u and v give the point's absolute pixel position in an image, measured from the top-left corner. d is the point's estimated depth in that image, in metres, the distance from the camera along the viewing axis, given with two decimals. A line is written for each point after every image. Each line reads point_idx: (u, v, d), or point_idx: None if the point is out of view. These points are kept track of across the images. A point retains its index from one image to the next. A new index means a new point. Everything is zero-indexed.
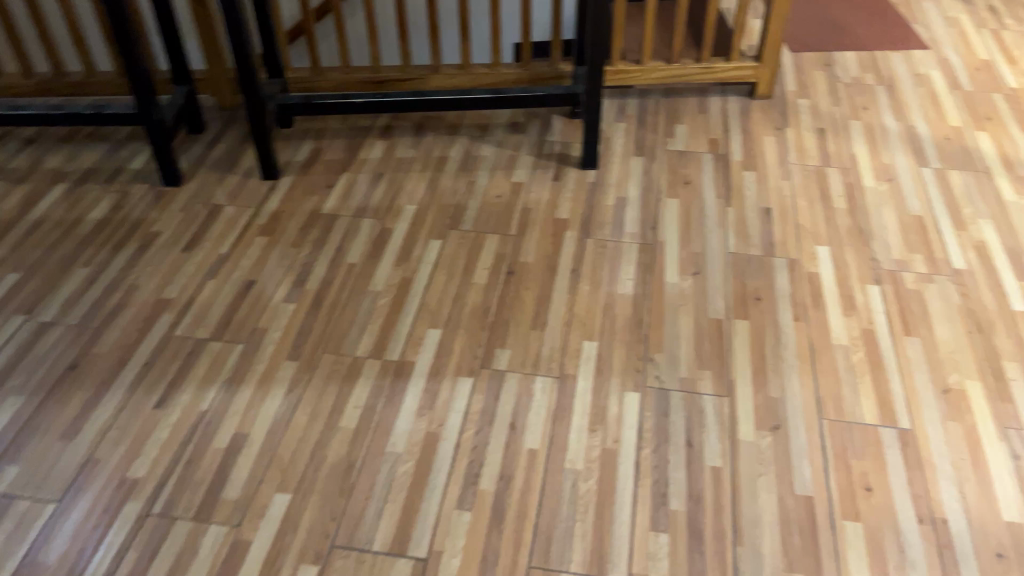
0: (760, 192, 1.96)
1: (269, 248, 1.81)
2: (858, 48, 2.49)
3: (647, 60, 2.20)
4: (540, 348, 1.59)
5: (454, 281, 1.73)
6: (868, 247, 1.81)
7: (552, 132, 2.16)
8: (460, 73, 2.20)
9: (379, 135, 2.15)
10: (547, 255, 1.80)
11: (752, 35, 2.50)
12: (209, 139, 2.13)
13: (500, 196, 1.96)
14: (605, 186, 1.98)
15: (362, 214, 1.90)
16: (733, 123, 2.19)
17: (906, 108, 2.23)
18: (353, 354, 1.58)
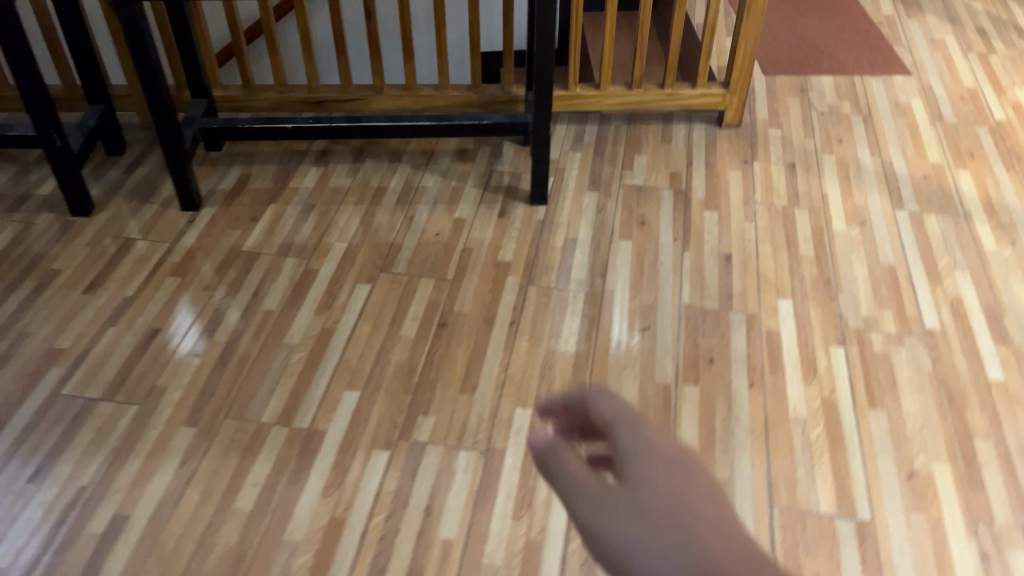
0: (721, 236, 1.81)
1: (180, 291, 1.65)
2: (836, 72, 2.34)
3: (607, 85, 2.04)
4: (467, 417, 1.43)
5: (379, 334, 1.58)
6: (835, 302, 1.66)
7: (501, 161, 2.00)
8: (404, 95, 2.04)
9: (314, 162, 1.99)
10: (485, 304, 1.64)
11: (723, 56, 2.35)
12: (128, 162, 1.97)
13: (440, 234, 1.81)
14: (555, 225, 1.83)
15: (286, 252, 1.74)
16: (697, 156, 2.04)
17: (883, 141, 2.08)
18: (258, 420, 1.42)
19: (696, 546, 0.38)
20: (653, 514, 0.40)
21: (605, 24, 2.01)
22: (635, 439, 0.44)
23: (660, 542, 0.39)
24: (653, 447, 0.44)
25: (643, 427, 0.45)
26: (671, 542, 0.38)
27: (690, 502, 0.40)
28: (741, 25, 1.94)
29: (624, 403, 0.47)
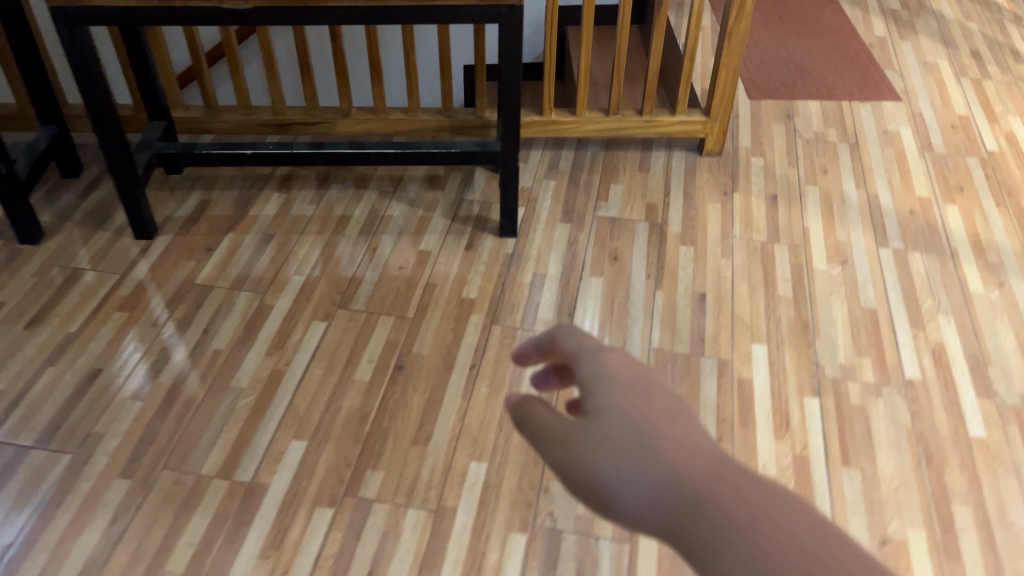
0: (696, 273, 1.74)
1: (126, 327, 1.57)
2: (823, 97, 2.26)
3: (583, 111, 1.97)
4: (418, 470, 1.36)
5: (332, 377, 1.50)
6: (811, 348, 1.59)
7: (472, 189, 1.93)
8: (372, 118, 1.96)
9: (277, 187, 1.92)
10: (445, 345, 1.57)
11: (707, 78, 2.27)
12: (84, 185, 1.90)
13: (403, 267, 1.73)
14: (524, 259, 1.76)
15: (241, 286, 1.67)
16: (676, 186, 1.96)
17: (869, 172, 2.01)
18: (197, 472, 1.35)
19: (659, 459, 0.41)
20: (624, 440, 0.43)
21: (582, 48, 1.93)
22: (602, 368, 0.47)
23: (630, 461, 0.42)
24: (615, 373, 0.47)
25: (608, 351, 0.48)
26: (643, 462, 0.41)
27: (654, 419, 0.43)
28: (723, 52, 1.86)
29: (586, 331, 0.50)
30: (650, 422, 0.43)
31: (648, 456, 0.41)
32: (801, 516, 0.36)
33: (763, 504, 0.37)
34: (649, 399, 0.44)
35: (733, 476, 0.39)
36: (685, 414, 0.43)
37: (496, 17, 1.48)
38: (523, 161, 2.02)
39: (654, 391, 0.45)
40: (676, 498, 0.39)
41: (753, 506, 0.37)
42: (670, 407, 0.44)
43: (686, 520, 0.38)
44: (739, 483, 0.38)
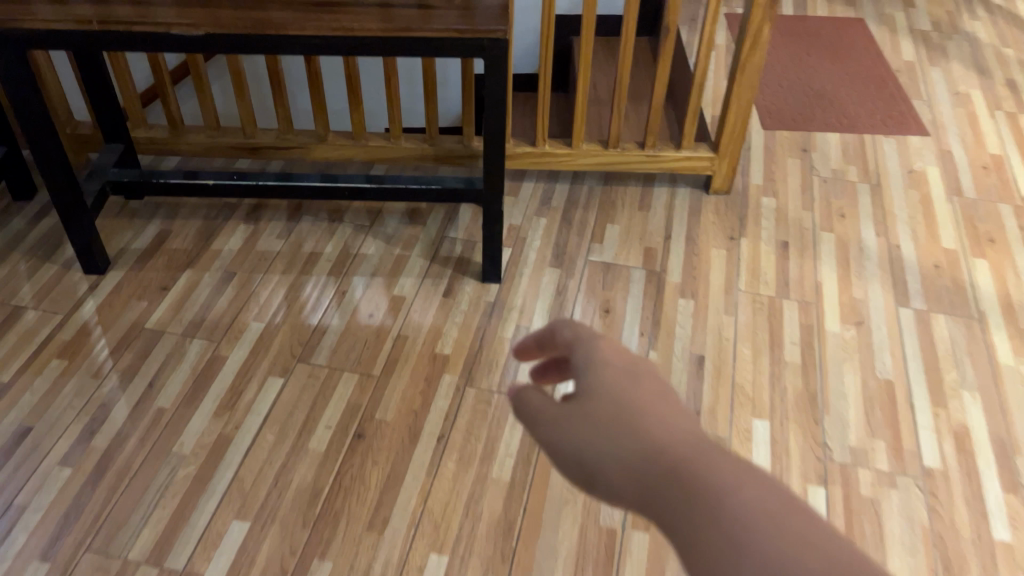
0: (695, 331, 1.58)
1: (64, 378, 1.44)
2: (844, 128, 2.09)
3: (579, 143, 1.81)
4: (370, 562, 1.21)
5: (284, 445, 1.36)
6: (819, 426, 1.43)
7: (455, 226, 1.78)
8: (349, 144, 1.81)
9: (245, 218, 1.77)
10: (412, 409, 1.41)
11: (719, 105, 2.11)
12: (36, 211, 1.76)
13: (373, 315, 1.58)
14: (507, 309, 1.60)
15: (193, 332, 1.52)
16: (678, 227, 1.80)
17: (891, 218, 1.83)
18: (123, 556, 1.21)
19: (642, 436, 0.40)
20: (604, 418, 0.42)
21: (580, 75, 1.77)
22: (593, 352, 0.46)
23: (608, 436, 0.41)
24: (609, 359, 0.45)
25: (594, 330, 0.47)
26: (621, 435, 0.40)
27: (642, 403, 0.42)
28: (734, 85, 1.69)
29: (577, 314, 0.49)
30: (641, 406, 0.41)
31: (627, 431, 0.40)
32: (767, 486, 0.35)
33: (741, 477, 0.35)
34: (631, 379, 0.43)
35: (715, 455, 0.37)
36: (671, 396, 0.42)
37: (479, 50, 1.30)
38: (513, 197, 1.86)
39: (639, 372, 0.44)
40: (654, 468, 0.38)
41: (722, 472, 0.36)
42: (653, 390, 0.43)
43: (663, 492, 0.36)
44: (717, 459, 0.37)
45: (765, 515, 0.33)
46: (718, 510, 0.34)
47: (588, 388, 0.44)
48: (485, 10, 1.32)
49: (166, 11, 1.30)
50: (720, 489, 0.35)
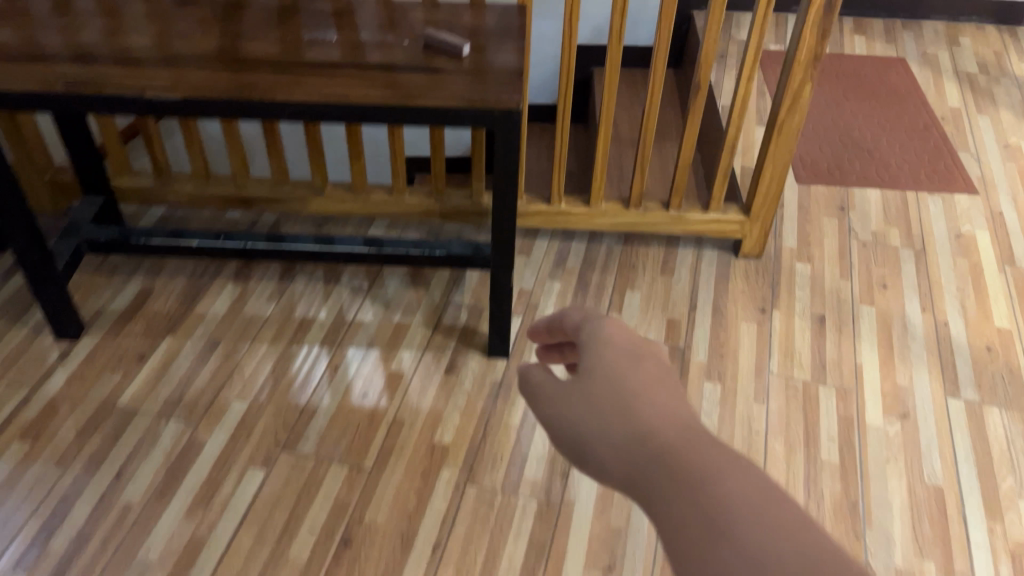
0: (722, 420, 1.43)
1: (25, 465, 1.31)
2: (885, 184, 1.93)
3: (598, 202, 1.67)
4: None
5: (261, 551, 1.22)
6: (862, 541, 1.26)
7: (461, 288, 1.63)
8: (349, 197, 1.67)
9: (233, 276, 1.63)
10: (405, 511, 1.27)
11: (749, 155, 1.96)
12: (4, 268, 1.63)
13: (367, 394, 1.44)
14: (515, 390, 1.46)
15: (170, 411, 1.39)
16: (704, 297, 1.65)
17: (938, 291, 1.68)
18: None
19: (636, 422, 0.51)
20: (606, 404, 0.54)
21: (600, 129, 1.62)
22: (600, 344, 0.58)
23: (608, 418, 0.53)
24: (612, 349, 0.57)
25: (617, 339, 0.58)
26: (616, 419, 0.52)
27: (635, 391, 0.54)
28: (770, 145, 1.54)
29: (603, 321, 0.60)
30: (635, 394, 0.53)
31: (627, 420, 0.51)
32: (736, 470, 0.44)
33: (719, 466, 0.45)
34: (642, 379, 0.54)
35: (703, 443, 0.47)
36: (674, 393, 0.53)
37: (492, 122, 1.16)
38: (525, 257, 1.72)
39: (649, 375, 0.54)
40: (648, 453, 0.48)
41: (698, 459, 0.46)
42: (659, 389, 0.53)
43: (652, 475, 0.47)
44: (694, 444, 0.47)
45: (734, 502, 0.42)
46: (693, 488, 0.44)
47: (603, 388, 0.55)
48: (500, 76, 1.19)
49: (145, 69, 1.17)
50: (701, 473, 0.44)
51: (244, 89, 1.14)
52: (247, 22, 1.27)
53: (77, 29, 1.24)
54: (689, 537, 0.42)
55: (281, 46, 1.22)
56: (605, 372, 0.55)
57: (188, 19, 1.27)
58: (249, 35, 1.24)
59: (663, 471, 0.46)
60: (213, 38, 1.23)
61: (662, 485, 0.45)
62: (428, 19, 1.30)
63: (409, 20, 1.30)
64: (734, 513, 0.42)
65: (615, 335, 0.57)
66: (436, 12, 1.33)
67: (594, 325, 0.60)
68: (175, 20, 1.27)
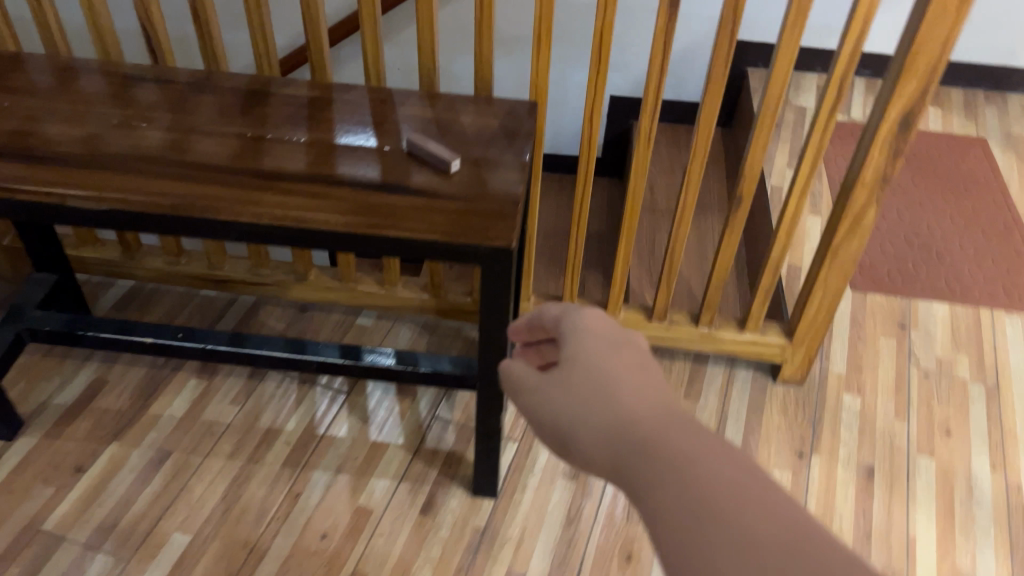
0: None
1: None
2: (955, 296, 1.67)
3: (617, 312, 1.46)
4: None
5: None
6: None
7: (451, 403, 1.43)
8: (334, 286, 1.48)
9: (199, 368, 1.45)
10: None
11: (801, 253, 1.71)
12: None
13: (327, 534, 1.24)
14: (498, 542, 1.24)
15: (101, 540, 1.20)
16: (733, 432, 1.42)
17: (1012, 443, 1.42)
18: None
19: (616, 412, 0.60)
20: (592, 396, 0.62)
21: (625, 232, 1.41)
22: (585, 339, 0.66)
23: (591, 409, 0.62)
24: (595, 346, 0.65)
25: (597, 337, 0.66)
26: (600, 410, 0.61)
27: (615, 380, 0.62)
28: (823, 268, 1.30)
29: (584, 318, 0.69)
30: (615, 385, 0.62)
31: (608, 412, 0.60)
32: (708, 454, 0.52)
33: (694, 451, 0.52)
34: (621, 370, 0.63)
35: (674, 428, 0.56)
36: (651, 378, 0.62)
37: (480, 257, 0.96)
38: None
39: (629, 367, 0.63)
40: (630, 441, 0.57)
41: (673, 446, 0.54)
42: (638, 377, 0.62)
43: (635, 463, 0.55)
44: (670, 434, 0.55)
45: (710, 484, 0.50)
46: (676, 471, 0.52)
47: (589, 383, 0.63)
48: (495, 201, 0.98)
49: (72, 168, 0.98)
50: (680, 458, 0.52)
51: (184, 203, 0.95)
52: (205, 111, 1.08)
53: (8, 111, 1.06)
54: (675, 518, 0.49)
55: (239, 146, 1.03)
56: (589, 370, 0.64)
57: (139, 102, 1.09)
58: (204, 129, 1.05)
59: (644, 458, 0.54)
60: (162, 130, 1.04)
61: (646, 469, 0.54)
62: (420, 118, 1.10)
63: (396, 118, 1.10)
64: (713, 493, 0.49)
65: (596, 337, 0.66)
66: (430, 107, 1.12)
67: (576, 327, 0.69)
68: (122, 102, 1.08)
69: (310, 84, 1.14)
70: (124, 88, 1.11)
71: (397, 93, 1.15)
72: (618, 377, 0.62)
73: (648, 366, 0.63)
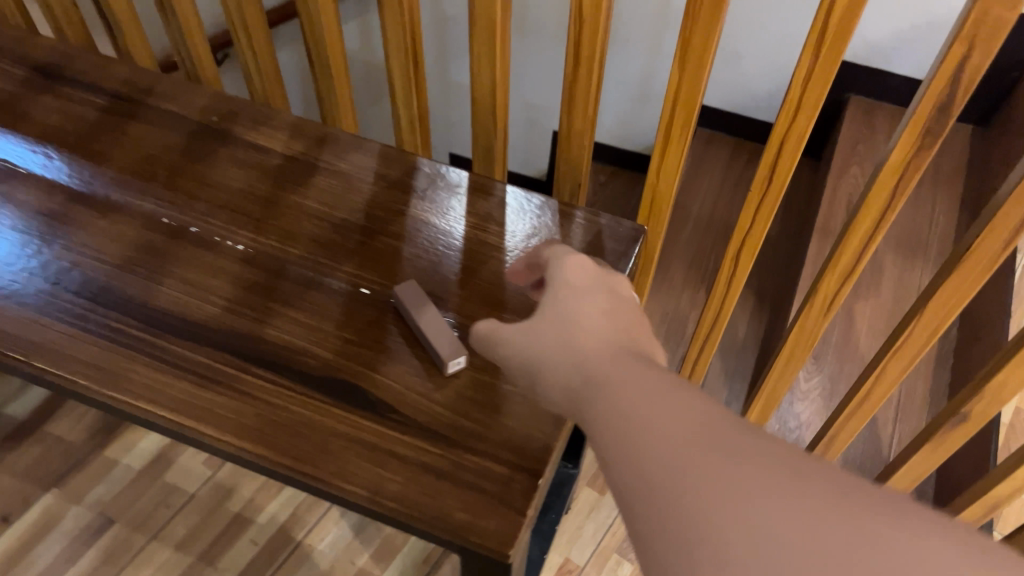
0: None
1: None
2: None
3: None
4: None
5: None
6: None
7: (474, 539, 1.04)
8: None
9: None
10: None
11: None
12: None
13: None
14: None
15: None
16: None
17: None
18: None
19: (571, 341, 0.43)
20: (547, 322, 0.45)
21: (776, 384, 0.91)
22: (558, 271, 0.49)
23: (543, 340, 0.45)
24: (569, 279, 0.48)
25: (582, 256, 0.50)
26: (555, 339, 0.44)
27: (579, 306, 0.45)
28: None
29: (566, 255, 0.50)
30: (576, 310, 0.45)
31: (560, 343, 0.44)
32: (678, 396, 0.36)
33: (678, 398, 0.35)
34: (596, 298, 0.46)
35: (638, 362, 0.40)
36: (628, 308, 0.45)
37: (465, 553, 0.55)
38: (597, 496, 1.09)
39: (613, 303, 0.45)
40: (582, 384, 0.41)
41: (630, 385, 0.37)
42: (616, 299, 0.46)
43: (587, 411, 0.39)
44: (631, 368, 0.39)
45: (711, 433, 0.33)
46: (647, 419, 0.35)
47: (554, 308, 0.46)
48: (506, 455, 0.55)
49: None
50: (638, 415, 0.35)
51: (14, 347, 0.58)
52: (118, 157, 0.70)
53: None
54: (650, 473, 0.33)
55: (142, 242, 0.65)
56: (554, 297, 0.47)
57: (35, 124, 0.72)
58: (104, 195, 0.68)
59: (605, 399, 0.38)
60: (44, 189, 0.68)
61: (610, 414, 0.37)
62: (442, 233, 0.66)
63: (401, 227, 0.67)
64: (715, 443, 0.32)
65: (578, 256, 0.49)
66: (465, 212, 0.68)
67: (558, 256, 0.51)
68: (10, 123, 0.72)
69: (290, 132, 0.73)
70: (26, 94, 0.74)
71: (424, 168, 0.71)
72: (588, 312, 0.44)
73: (636, 307, 0.46)
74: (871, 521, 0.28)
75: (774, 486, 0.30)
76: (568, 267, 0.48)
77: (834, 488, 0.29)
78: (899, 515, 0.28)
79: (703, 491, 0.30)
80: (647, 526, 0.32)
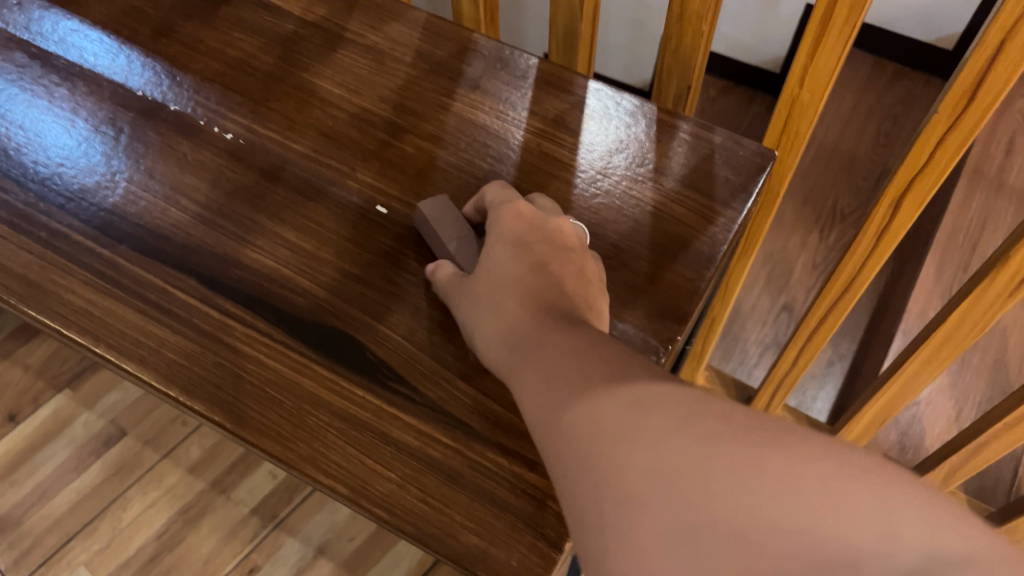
0: None
1: None
2: None
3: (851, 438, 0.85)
4: None
5: None
6: None
7: None
8: None
9: None
10: None
11: None
12: None
13: None
14: None
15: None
16: None
17: None
18: None
19: (512, 306, 0.39)
20: (485, 283, 0.40)
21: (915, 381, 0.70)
22: (498, 219, 0.42)
23: (484, 302, 0.40)
24: (509, 227, 0.42)
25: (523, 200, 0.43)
26: (496, 299, 0.39)
27: (517, 267, 0.40)
28: None
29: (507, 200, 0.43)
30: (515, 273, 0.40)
31: (501, 302, 0.39)
32: (616, 372, 0.31)
33: (605, 359, 0.32)
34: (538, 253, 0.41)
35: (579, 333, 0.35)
36: (568, 268, 0.40)
37: None
38: None
39: (552, 249, 0.41)
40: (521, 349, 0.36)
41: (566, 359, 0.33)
42: (563, 258, 0.41)
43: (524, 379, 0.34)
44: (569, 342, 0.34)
45: (633, 386, 0.30)
46: (583, 390, 0.31)
47: (486, 268, 0.41)
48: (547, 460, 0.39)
49: None
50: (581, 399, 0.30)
51: None
52: (97, 10, 0.55)
53: None
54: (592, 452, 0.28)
55: (107, 119, 0.50)
56: (489, 251, 0.42)
57: None
58: (70, 58, 0.53)
59: (544, 373, 0.33)
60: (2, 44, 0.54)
61: (549, 392, 0.32)
62: (493, 137, 0.49)
63: (440, 125, 0.50)
64: (639, 395, 0.29)
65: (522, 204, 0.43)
66: (528, 112, 0.50)
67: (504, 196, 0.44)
68: None
69: None
70: None
71: (482, 46, 0.53)
72: (517, 268, 0.40)
73: (577, 251, 0.41)
74: (793, 461, 0.24)
75: (689, 429, 0.26)
76: (506, 214, 0.42)
77: (752, 425, 0.26)
78: (821, 447, 0.24)
79: (624, 446, 0.27)
80: (575, 488, 0.28)
